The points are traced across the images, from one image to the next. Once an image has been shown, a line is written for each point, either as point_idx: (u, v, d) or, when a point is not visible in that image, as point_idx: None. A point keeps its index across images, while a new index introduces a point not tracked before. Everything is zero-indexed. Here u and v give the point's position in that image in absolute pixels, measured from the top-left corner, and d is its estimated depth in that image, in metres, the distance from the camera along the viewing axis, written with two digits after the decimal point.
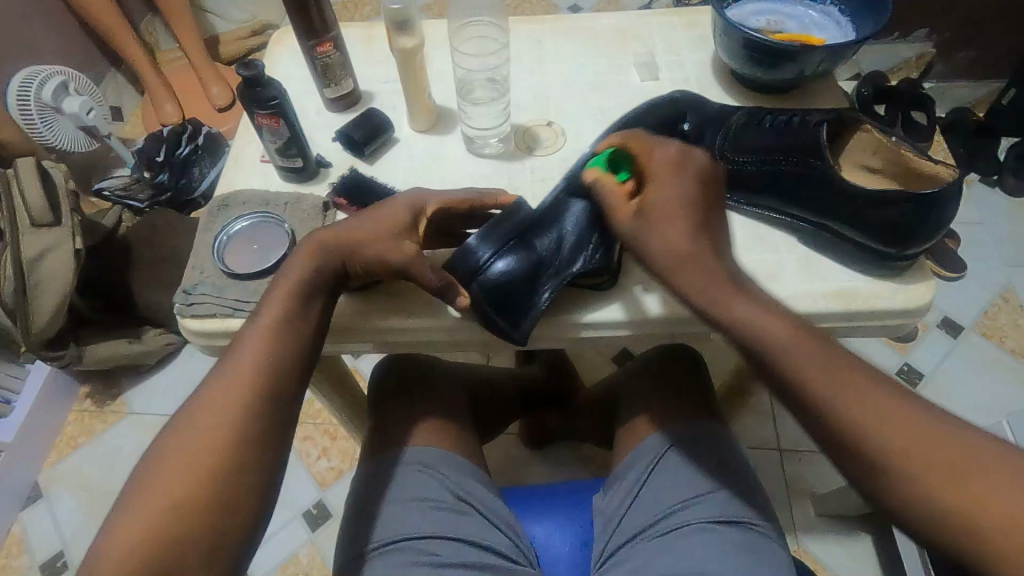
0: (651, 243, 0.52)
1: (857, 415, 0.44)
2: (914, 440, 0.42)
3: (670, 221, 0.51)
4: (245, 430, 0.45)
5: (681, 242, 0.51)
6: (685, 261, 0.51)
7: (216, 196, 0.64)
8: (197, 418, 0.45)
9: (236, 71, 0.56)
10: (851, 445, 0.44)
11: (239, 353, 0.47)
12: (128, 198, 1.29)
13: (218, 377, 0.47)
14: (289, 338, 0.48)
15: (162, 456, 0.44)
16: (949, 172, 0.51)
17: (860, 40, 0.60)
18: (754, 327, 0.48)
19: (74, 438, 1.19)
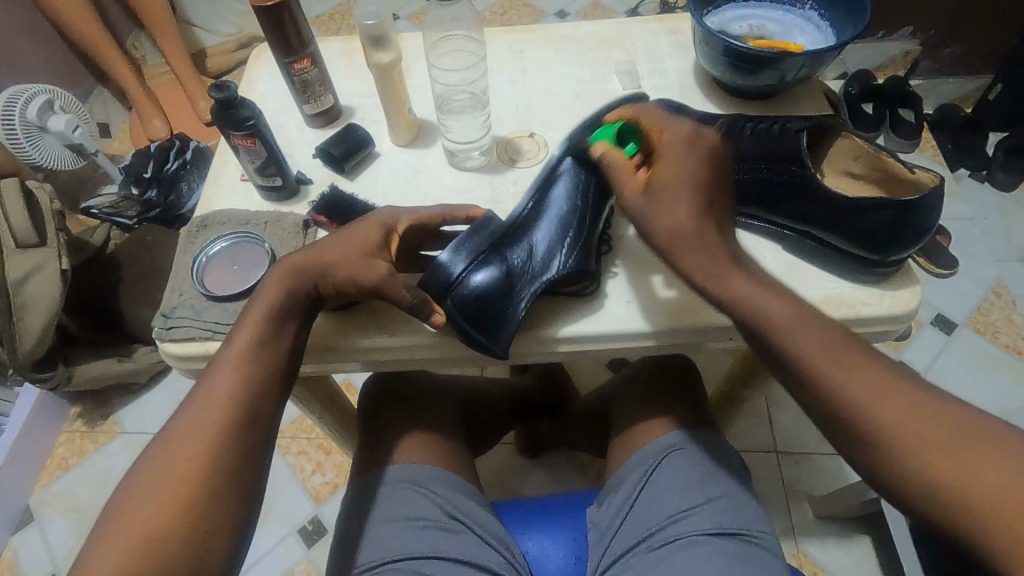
0: (653, 217, 0.50)
1: (858, 393, 0.43)
2: (910, 417, 0.42)
3: (675, 196, 0.50)
4: (224, 451, 0.45)
5: (685, 220, 0.49)
6: (682, 242, 0.49)
7: (195, 216, 0.63)
8: (173, 443, 0.44)
9: (209, 93, 0.56)
10: (846, 433, 0.44)
11: (213, 377, 0.47)
12: (117, 215, 1.27)
13: (193, 402, 0.46)
14: (265, 360, 0.48)
15: (140, 481, 0.43)
16: (931, 178, 0.50)
17: (840, 45, 0.60)
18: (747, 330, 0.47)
19: (65, 459, 1.18)
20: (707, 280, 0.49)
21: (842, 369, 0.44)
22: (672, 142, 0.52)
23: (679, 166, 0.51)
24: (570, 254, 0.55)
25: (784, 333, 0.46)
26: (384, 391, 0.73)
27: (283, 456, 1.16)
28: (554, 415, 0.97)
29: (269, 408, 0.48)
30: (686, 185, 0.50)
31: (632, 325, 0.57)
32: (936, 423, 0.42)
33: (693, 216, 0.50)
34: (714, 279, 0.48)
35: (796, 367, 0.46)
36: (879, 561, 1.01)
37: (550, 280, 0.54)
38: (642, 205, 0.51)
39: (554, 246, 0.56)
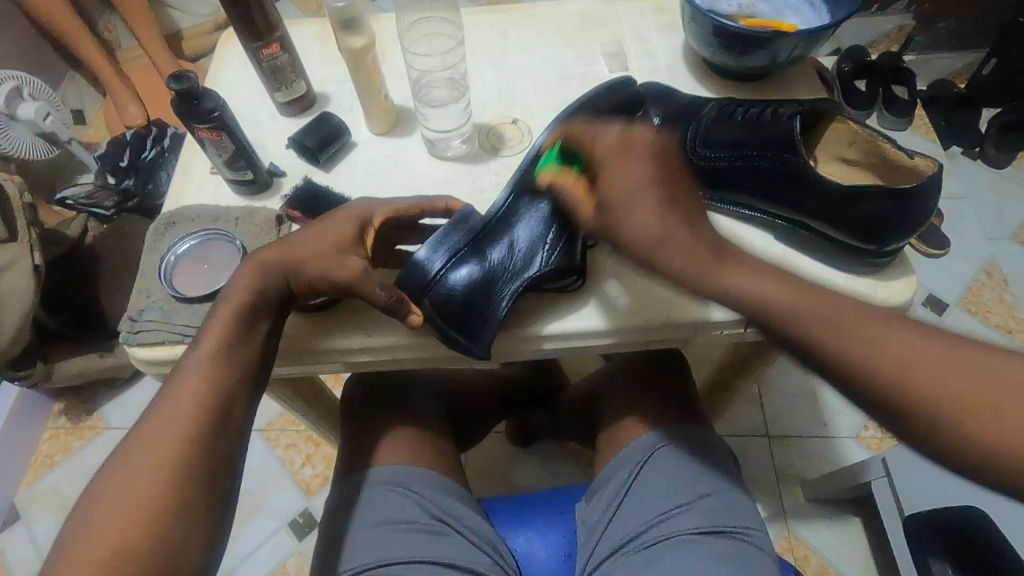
0: (623, 228, 0.51)
1: (875, 350, 0.42)
2: (933, 365, 0.40)
3: (634, 205, 0.50)
4: (189, 466, 0.42)
5: (645, 232, 0.50)
6: (656, 247, 0.50)
7: (163, 213, 0.60)
8: (137, 452, 0.42)
9: (168, 85, 0.53)
10: (863, 367, 0.42)
11: (178, 386, 0.45)
12: (94, 206, 1.20)
13: (157, 413, 0.44)
14: (234, 367, 0.46)
15: (103, 493, 0.41)
16: (928, 164, 0.48)
17: (835, 22, 0.57)
18: (742, 291, 0.47)
19: (50, 456, 1.16)
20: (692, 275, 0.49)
21: (854, 331, 0.43)
22: (604, 155, 0.52)
23: (621, 176, 0.51)
24: (554, 243, 0.53)
25: (787, 320, 0.45)
26: (368, 388, 0.72)
27: (272, 449, 1.14)
28: (546, 405, 0.96)
29: (236, 420, 0.46)
30: (637, 194, 0.50)
31: (617, 322, 0.55)
32: (969, 369, 0.39)
33: (655, 223, 0.50)
34: (701, 278, 0.49)
35: (807, 326, 0.44)
36: (870, 542, 1.01)
37: (531, 273, 0.52)
38: (602, 223, 0.52)
39: (534, 237, 0.53)
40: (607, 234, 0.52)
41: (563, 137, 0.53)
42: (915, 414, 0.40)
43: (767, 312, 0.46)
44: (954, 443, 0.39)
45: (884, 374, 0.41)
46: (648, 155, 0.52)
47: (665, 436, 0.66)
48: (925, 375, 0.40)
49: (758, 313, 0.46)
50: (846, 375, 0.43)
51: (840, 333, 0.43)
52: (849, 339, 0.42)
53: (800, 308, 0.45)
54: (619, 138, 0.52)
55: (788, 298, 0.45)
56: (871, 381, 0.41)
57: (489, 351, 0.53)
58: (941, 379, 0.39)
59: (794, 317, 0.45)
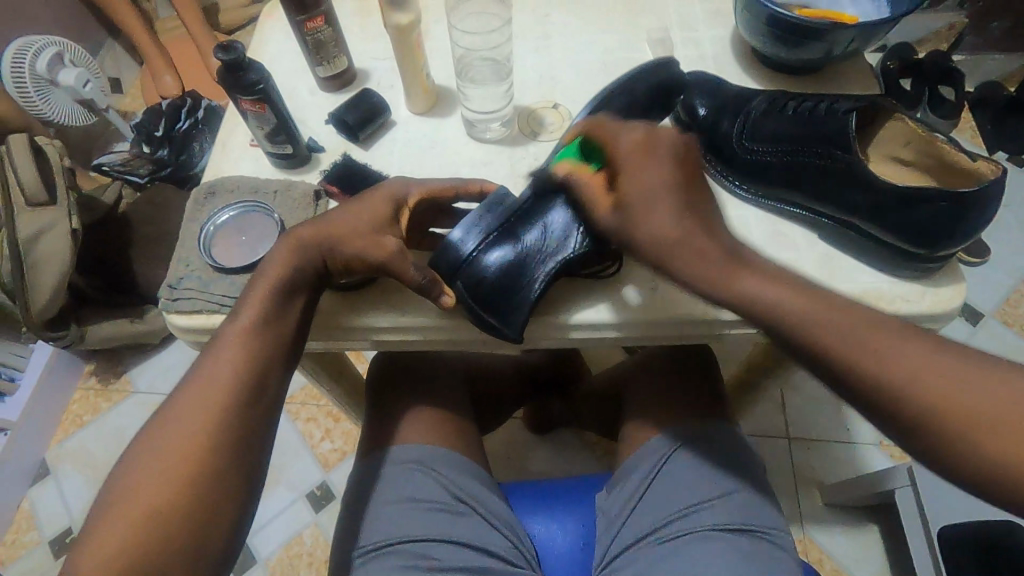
0: (638, 236, 0.46)
1: (898, 372, 0.40)
2: (952, 384, 0.39)
3: (655, 209, 0.45)
4: (225, 433, 0.43)
5: (668, 231, 0.45)
6: (676, 247, 0.45)
7: (203, 183, 0.61)
8: (174, 419, 0.43)
9: (214, 55, 0.52)
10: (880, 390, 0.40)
11: (216, 354, 0.46)
12: (128, 172, 1.24)
13: (194, 381, 0.45)
14: (271, 340, 0.47)
15: (141, 457, 0.42)
16: (990, 168, 0.46)
17: (896, 16, 0.55)
18: (765, 299, 0.44)
19: (80, 416, 1.19)
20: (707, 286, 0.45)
21: (872, 348, 0.41)
22: (629, 151, 0.46)
23: (643, 179, 0.46)
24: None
25: (803, 331, 0.43)
26: (395, 366, 0.72)
27: (293, 422, 1.16)
28: (567, 393, 0.95)
29: (272, 389, 0.47)
30: (658, 198, 0.45)
31: (651, 313, 0.55)
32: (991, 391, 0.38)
33: (678, 226, 0.45)
34: (716, 283, 0.45)
35: (825, 344, 0.42)
36: (887, 550, 1.00)
37: (566, 257, 0.51)
38: (619, 220, 0.47)
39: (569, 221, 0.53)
40: (619, 235, 0.47)
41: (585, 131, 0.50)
42: (938, 432, 0.39)
43: (781, 315, 0.43)
44: (979, 459, 0.38)
45: (904, 396, 0.39)
46: (675, 153, 0.46)
47: (690, 432, 0.65)
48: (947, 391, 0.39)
49: (782, 325, 0.43)
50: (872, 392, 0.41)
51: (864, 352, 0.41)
52: (869, 361, 0.40)
53: (816, 319, 0.42)
54: (644, 136, 0.47)
55: (808, 306, 0.43)
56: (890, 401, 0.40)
57: (521, 335, 0.53)
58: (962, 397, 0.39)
59: (808, 329, 0.42)
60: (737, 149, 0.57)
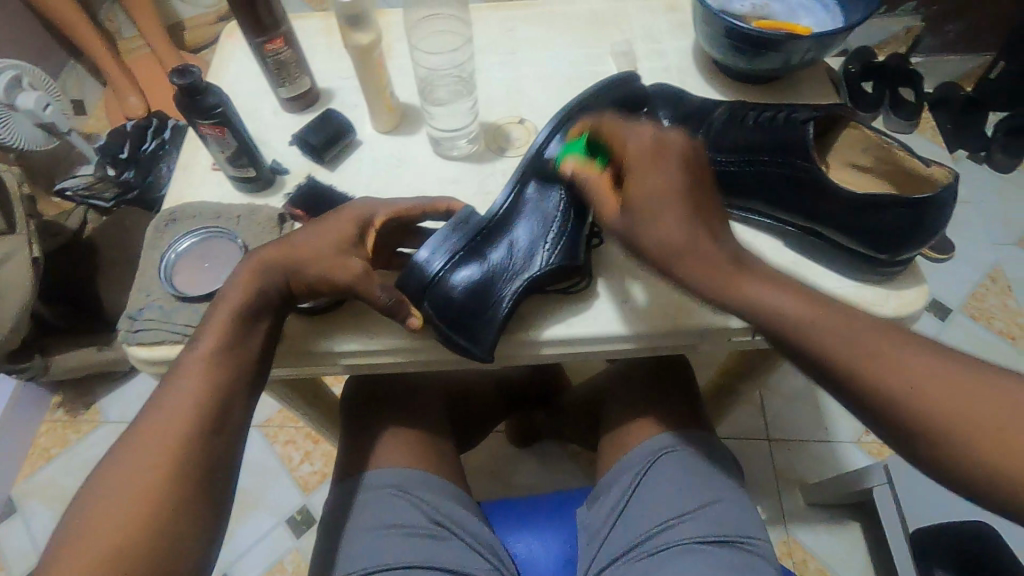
0: (647, 237, 0.46)
1: (897, 374, 0.39)
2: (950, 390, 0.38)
3: (665, 210, 0.45)
4: (186, 468, 0.41)
5: (675, 237, 0.45)
6: (685, 252, 0.45)
7: (163, 210, 0.59)
8: (132, 453, 0.41)
9: (169, 79, 0.51)
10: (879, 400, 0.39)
11: (176, 383, 0.44)
12: (93, 197, 1.20)
13: (153, 414, 0.43)
14: (233, 369, 0.46)
15: (97, 495, 0.40)
16: (944, 174, 0.47)
17: (849, 26, 0.56)
18: (768, 304, 0.43)
19: (47, 449, 1.15)
20: (711, 288, 0.45)
21: (869, 350, 0.40)
22: (637, 152, 0.47)
23: (655, 179, 0.46)
24: (555, 244, 0.52)
25: (798, 334, 0.42)
26: (370, 388, 0.71)
27: (271, 445, 1.14)
28: (548, 404, 0.95)
29: (236, 419, 0.45)
30: (672, 199, 0.45)
31: (624, 327, 0.55)
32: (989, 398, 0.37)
33: (686, 230, 0.45)
34: (719, 287, 0.44)
35: (822, 347, 0.41)
36: (869, 547, 1.01)
37: (533, 273, 0.51)
38: (626, 221, 0.47)
39: (535, 238, 0.52)
40: (628, 238, 0.47)
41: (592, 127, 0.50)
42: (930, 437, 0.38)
43: (774, 315, 0.43)
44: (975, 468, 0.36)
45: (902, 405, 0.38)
46: (681, 156, 0.47)
47: (668, 443, 0.65)
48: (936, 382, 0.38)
49: (779, 330, 0.43)
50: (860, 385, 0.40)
51: (857, 347, 0.40)
52: (863, 358, 0.40)
53: (814, 324, 0.42)
54: (655, 137, 0.47)
55: (802, 308, 0.42)
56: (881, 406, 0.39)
57: (492, 353, 0.52)
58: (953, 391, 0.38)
59: (804, 331, 0.42)
60: None
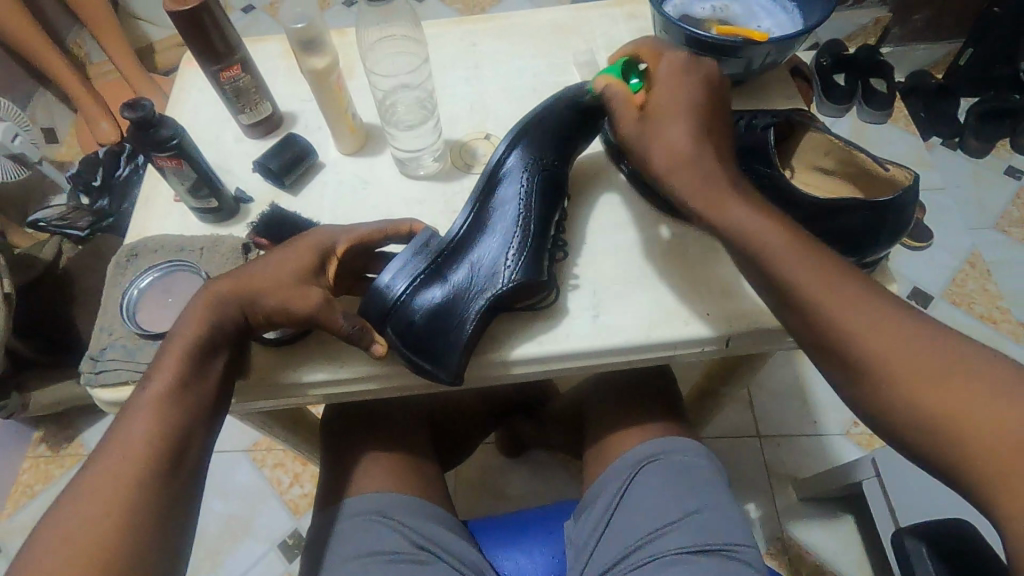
0: (652, 149, 0.49)
1: (855, 323, 0.41)
2: (901, 342, 0.40)
3: (673, 124, 0.48)
4: (139, 512, 0.40)
5: (680, 145, 0.48)
6: (681, 164, 0.47)
7: (125, 244, 0.58)
8: (81, 499, 0.40)
9: (121, 114, 0.51)
10: (842, 351, 0.42)
11: (127, 425, 0.43)
12: (66, 228, 1.15)
13: (104, 457, 0.42)
14: (187, 404, 0.45)
15: (41, 546, 0.39)
16: (904, 175, 0.47)
17: (807, 29, 0.56)
18: (749, 224, 0.45)
19: (31, 486, 1.13)
20: (698, 201, 0.47)
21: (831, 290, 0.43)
22: (668, 72, 0.51)
23: (675, 97, 0.49)
24: (518, 262, 0.52)
25: (767, 259, 0.44)
26: (350, 412, 0.70)
27: (259, 469, 1.12)
28: (534, 416, 0.94)
29: (193, 455, 0.44)
30: (682, 117, 0.49)
31: (598, 340, 0.54)
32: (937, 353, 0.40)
33: (690, 146, 0.48)
34: (711, 203, 0.46)
35: (794, 283, 0.43)
36: (863, 538, 1.01)
37: (496, 293, 0.51)
38: (638, 131, 0.50)
39: (498, 256, 0.52)
40: (636, 144, 0.50)
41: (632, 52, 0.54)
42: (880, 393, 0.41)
43: (748, 237, 0.45)
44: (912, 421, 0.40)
45: (862, 358, 0.41)
46: (705, 82, 0.51)
47: (651, 452, 0.65)
48: (896, 356, 0.40)
49: (751, 247, 0.45)
50: (831, 348, 0.42)
51: (830, 302, 0.42)
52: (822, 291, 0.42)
53: (789, 256, 0.44)
54: (685, 61, 0.51)
55: (775, 236, 0.44)
56: (841, 354, 0.42)
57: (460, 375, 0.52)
58: (910, 372, 0.40)
59: (783, 258, 0.44)
60: None
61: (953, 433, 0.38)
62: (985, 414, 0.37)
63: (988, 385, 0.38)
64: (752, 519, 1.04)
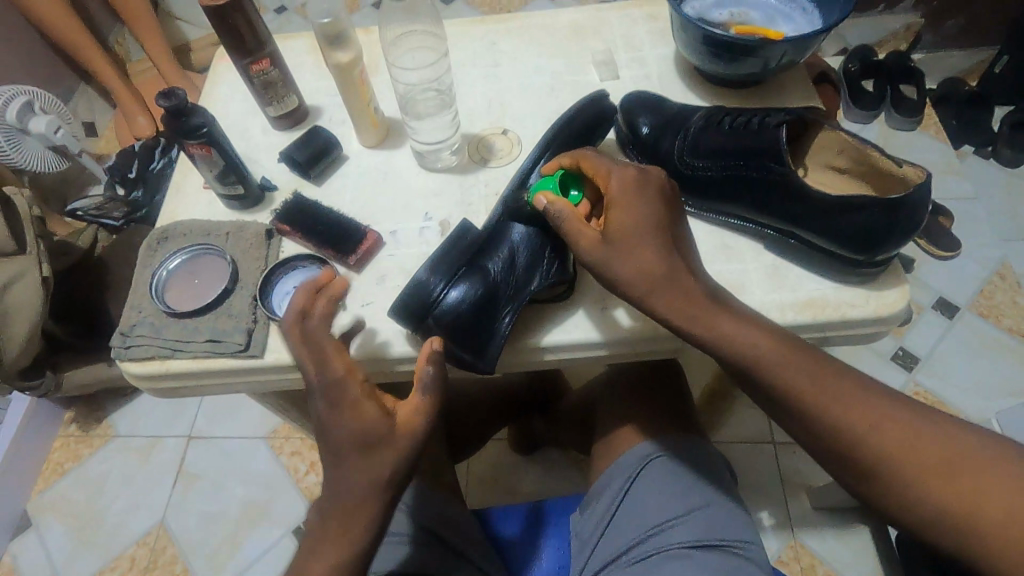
0: (619, 268, 0.47)
1: (856, 418, 0.44)
2: (900, 437, 0.43)
3: (639, 244, 0.47)
4: None
5: (655, 267, 0.47)
6: (657, 286, 0.46)
7: (156, 228, 0.61)
8: None
9: (157, 103, 0.53)
10: (845, 448, 0.44)
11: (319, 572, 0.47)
12: (103, 217, 1.22)
13: None
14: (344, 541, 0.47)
15: None
16: (916, 173, 0.47)
17: (825, 28, 0.56)
18: (743, 342, 0.46)
19: (61, 464, 1.17)
20: (683, 319, 0.46)
21: (829, 387, 0.45)
22: (622, 187, 0.48)
23: (636, 214, 0.47)
24: (551, 261, 0.54)
25: (762, 370, 0.46)
26: None
27: (277, 457, 1.15)
28: (546, 411, 0.95)
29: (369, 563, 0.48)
30: (648, 234, 0.47)
31: (620, 329, 0.55)
32: (932, 447, 0.43)
33: (664, 262, 0.47)
34: (701, 323, 0.46)
35: (796, 392, 0.45)
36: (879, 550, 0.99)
37: (531, 289, 0.53)
38: (605, 254, 0.47)
39: (533, 253, 0.53)
40: (602, 268, 0.48)
41: (569, 164, 0.52)
42: (884, 486, 0.43)
43: (742, 353, 0.46)
44: (918, 515, 0.42)
45: (867, 458, 0.44)
46: (661, 195, 0.49)
47: (658, 447, 0.65)
48: (896, 447, 0.43)
49: (749, 368, 0.46)
50: (841, 446, 0.44)
51: (828, 400, 0.45)
52: (824, 401, 0.45)
53: (788, 364, 0.46)
54: (635, 175, 0.49)
55: (769, 345, 0.46)
56: (848, 455, 0.44)
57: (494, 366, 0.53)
58: (918, 459, 0.42)
59: (773, 371, 0.45)
60: (679, 164, 0.58)
61: (966, 505, 0.41)
62: (983, 501, 0.40)
63: (980, 467, 0.41)
64: (764, 527, 1.03)
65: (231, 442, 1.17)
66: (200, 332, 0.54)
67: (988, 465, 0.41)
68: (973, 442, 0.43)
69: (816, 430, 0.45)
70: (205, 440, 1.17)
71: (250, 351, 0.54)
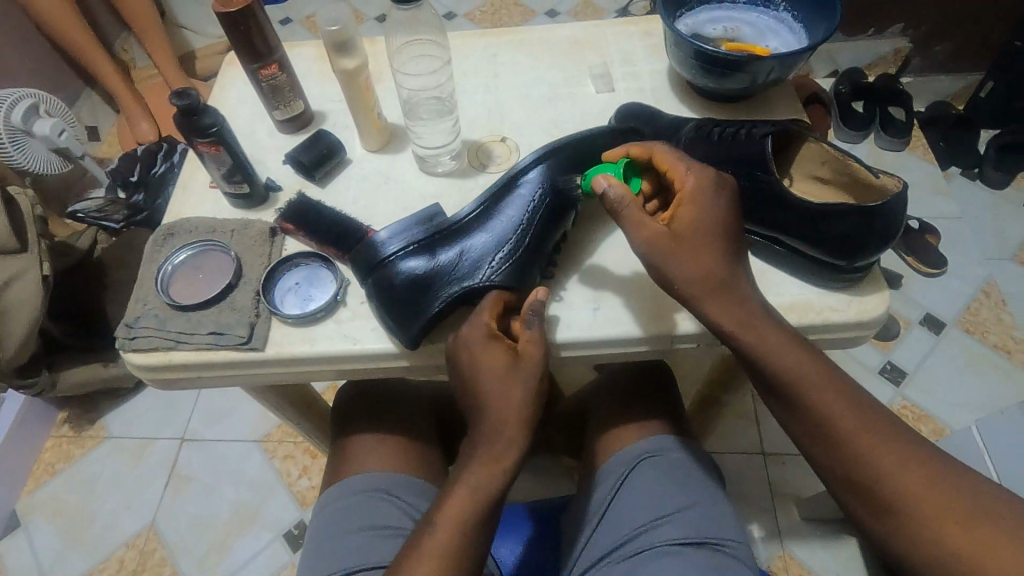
0: (674, 267, 0.50)
1: (883, 451, 0.46)
2: (925, 479, 0.45)
3: (700, 245, 0.50)
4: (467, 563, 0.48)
5: (711, 269, 0.50)
6: (709, 290, 0.50)
7: (162, 224, 0.63)
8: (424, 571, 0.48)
9: (170, 101, 0.55)
10: (863, 477, 0.47)
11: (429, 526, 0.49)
12: (103, 219, 1.22)
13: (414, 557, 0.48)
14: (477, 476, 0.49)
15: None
16: (892, 181, 0.50)
17: (811, 46, 0.59)
18: (779, 359, 0.49)
19: (52, 465, 1.17)
20: (734, 325, 0.49)
21: (864, 417, 0.48)
22: (693, 188, 0.51)
23: (703, 213, 0.50)
24: (500, 266, 0.54)
25: (798, 389, 0.48)
26: (361, 396, 0.72)
27: (270, 460, 1.15)
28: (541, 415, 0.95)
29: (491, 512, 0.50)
30: (709, 236, 0.50)
31: (678, 332, 0.57)
32: (954, 495, 0.45)
33: (719, 266, 0.50)
34: (745, 330, 0.49)
35: (831, 416, 0.48)
36: (865, 561, 1.00)
37: (469, 286, 0.53)
38: (665, 252, 0.50)
39: (486, 253, 0.55)
40: (654, 262, 0.50)
41: (639, 154, 0.54)
42: (898, 521, 0.46)
43: (785, 371, 0.48)
44: (930, 556, 0.44)
45: (888, 491, 0.46)
46: (732, 199, 0.52)
47: (648, 448, 0.67)
48: (918, 489, 0.45)
49: (785, 385, 0.49)
50: (863, 475, 0.47)
51: (861, 430, 0.47)
52: (855, 429, 0.47)
53: (826, 390, 0.48)
54: (707, 177, 0.51)
55: (808, 367, 0.48)
56: (867, 485, 0.47)
57: (419, 343, 0.55)
58: (939, 502, 0.45)
59: (801, 388, 0.48)
60: None
61: (981, 553, 0.42)
62: (999, 551, 0.42)
63: (1001, 521, 0.43)
64: (753, 538, 1.04)
65: (224, 446, 1.17)
66: (204, 325, 0.55)
67: (1007, 519, 0.43)
68: (1000, 498, 0.45)
69: (842, 456, 0.47)
70: (198, 442, 1.18)
71: (252, 344, 0.55)
